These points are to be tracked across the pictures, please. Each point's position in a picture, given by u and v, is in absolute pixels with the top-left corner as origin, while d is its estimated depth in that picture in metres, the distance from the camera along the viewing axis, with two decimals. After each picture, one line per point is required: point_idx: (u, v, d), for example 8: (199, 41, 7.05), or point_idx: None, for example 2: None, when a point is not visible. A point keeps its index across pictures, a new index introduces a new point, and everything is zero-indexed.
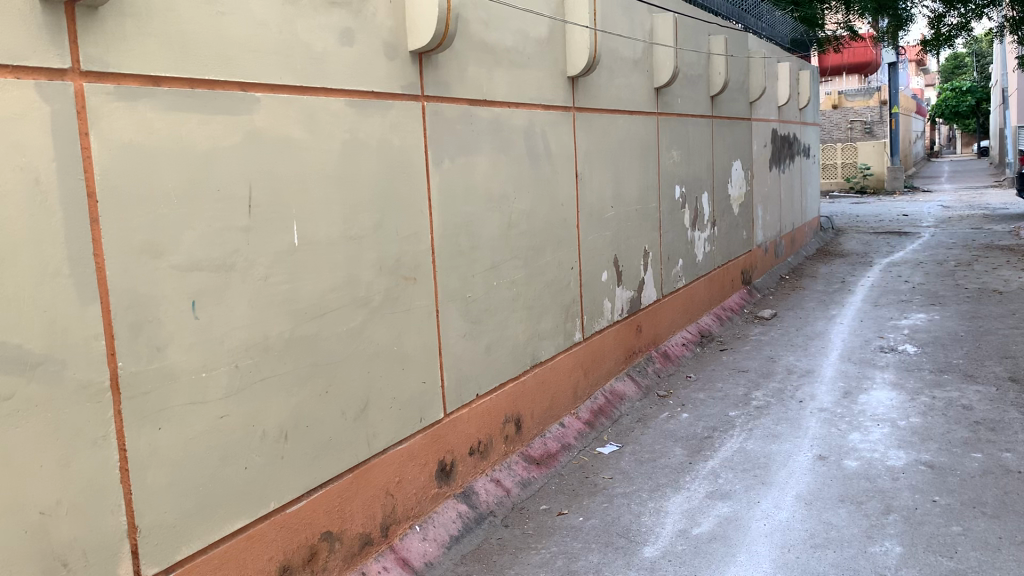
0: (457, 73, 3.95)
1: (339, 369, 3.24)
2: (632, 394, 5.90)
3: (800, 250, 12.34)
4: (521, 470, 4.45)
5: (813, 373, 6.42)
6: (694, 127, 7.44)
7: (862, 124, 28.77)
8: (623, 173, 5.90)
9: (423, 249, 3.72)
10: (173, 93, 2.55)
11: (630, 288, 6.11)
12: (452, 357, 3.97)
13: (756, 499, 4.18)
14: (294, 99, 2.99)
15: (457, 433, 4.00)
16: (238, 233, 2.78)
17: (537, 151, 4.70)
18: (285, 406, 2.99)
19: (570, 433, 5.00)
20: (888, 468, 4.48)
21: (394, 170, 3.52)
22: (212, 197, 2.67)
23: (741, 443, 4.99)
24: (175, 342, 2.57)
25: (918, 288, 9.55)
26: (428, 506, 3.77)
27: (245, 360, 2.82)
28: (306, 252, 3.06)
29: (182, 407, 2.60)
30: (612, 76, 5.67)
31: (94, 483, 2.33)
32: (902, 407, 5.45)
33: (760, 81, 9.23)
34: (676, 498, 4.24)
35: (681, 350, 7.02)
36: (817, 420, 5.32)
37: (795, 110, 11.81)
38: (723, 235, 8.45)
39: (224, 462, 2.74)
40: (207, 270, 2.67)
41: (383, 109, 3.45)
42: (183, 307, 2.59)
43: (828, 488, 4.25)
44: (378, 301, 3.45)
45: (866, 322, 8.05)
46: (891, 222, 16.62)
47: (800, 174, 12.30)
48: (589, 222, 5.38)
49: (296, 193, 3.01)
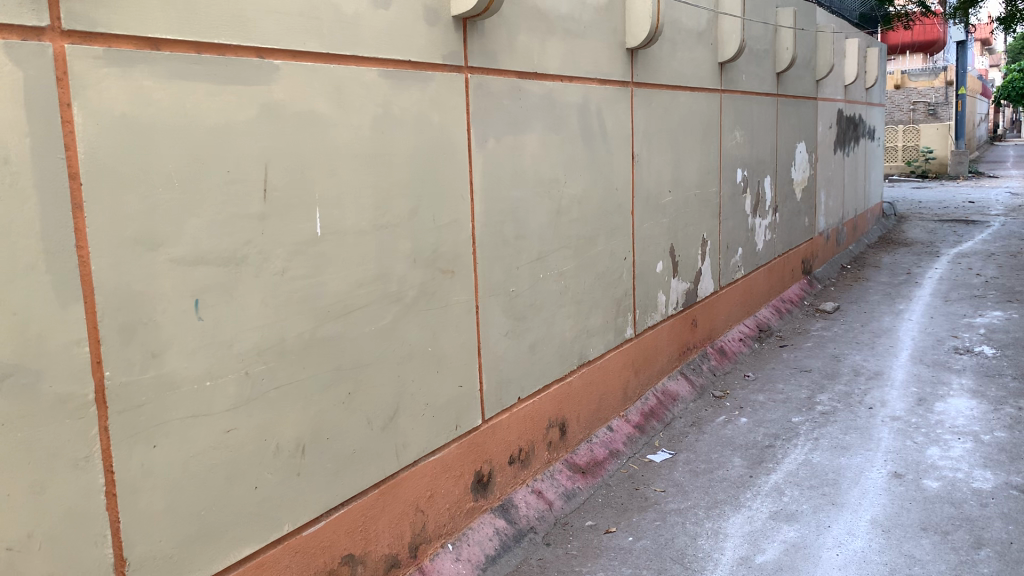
0: (506, 44, 3.55)
1: (367, 373, 2.88)
2: (685, 394, 5.50)
3: (862, 237, 11.73)
4: (565, 480, 4.08)
5: (883, 375, 5.94)
6: (758, 106, 6.94)
7: (925, 105, 27.67)
8: (683, 155, 5.46)
9: (463, 239, 3.35)
10: (178, 59, 2.19)
11: (686, 280, 5.68)
12: (493, 357, 3.61)
13: (827, 523, 3.76)
14: (320, 68, 2.62)
15: (496, 440, 3.64)
16: (251, 221, 2.42)
17: (592, 129, 4.28)
18: (305, 416, 2.64)
19: (618, 438, 4.62)
20: (975, 490, 4.02)
21: (434, 150, 3.14)
22: (221, 179, 2.32)
23: (806, 455, 4.56)
24: (175, 347, 2.23)
25: (992, 282, 8.94)
26: (463, 521, 3.42)
27: (259, 365, 2.47)
28: (331, 242, 2.69)
29: (182, 421, 2.26)
30: (674, 49, 5.21)
31: (75, 512, 2.00)
32: (984, 419, 4.96)
33: (828, 57, 8.64)
34: (736, 519, 3.84)
35: (738, 346, 6.58)
36: (890, 430, 4.86)
37: (862, 89, 11.17)
38: (784, 222, 7.94)
39: (231, 481, 2.41)
40: (214, 263, 2.31)
41: (422, 81, 3.06)
42: (186, 305, 2.25)
43: (908, 514, 3.81)
44: (412, 297, 3.08)
45: (937, 319, 7.51)
46: (956, 209, 15.84)
47: (864, 157, 11.66)
48: (645, 207, 4.96)
49: (319, 175, 2.64)
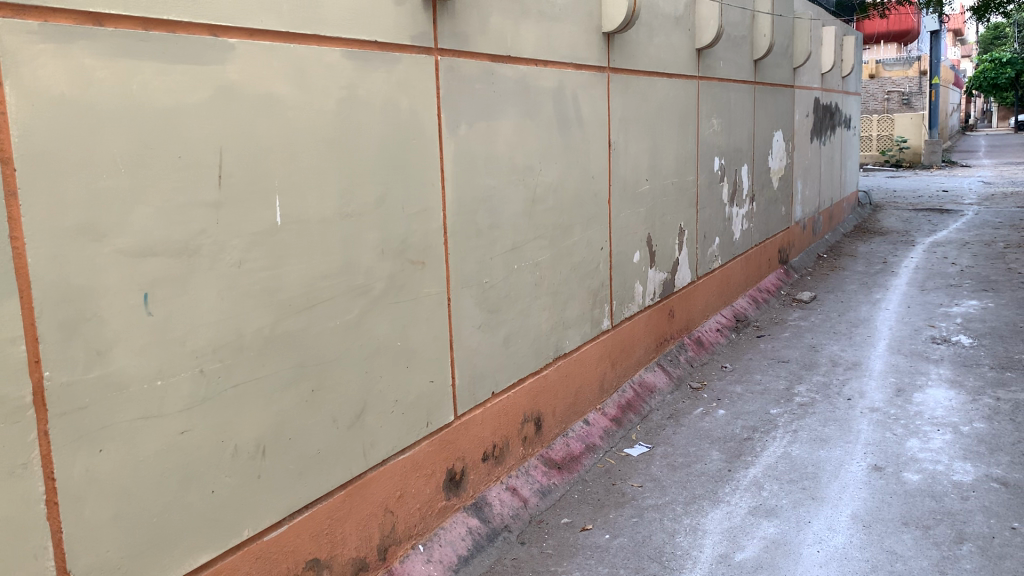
0: (478, 25, 3.42)
1: (332, 370, 2.75)
2: (663, 386, 5.41)
3: (838, 226, 11.72)
4: (541, 476, 3.97)
5: (860, 365, 5.89)
6: (736, 93, 6.85)
7: (899, 95, 27.82)
8: (660, 143, 5.35)
9: (434, 228, 3.22)
10: (122, 36, 2.04)
11: (664, 270, 5.59)
12: (466, 351, 3.49)
13: (807, 518, 3.68)
14: (279, 48, 2.48)
15: (469, 437, 3.52)
16: (205, 209, 2.27)
17: (568, 115, 4.16)
18: (265, 415, 2.51)
19: (595, 431, 4.52)
20: (955, 483, 3.96)
21: (403, 135, 3.01)
22: (171, 165, 2.17)
23: (785, 448, 4.48)
24: (123, 344, 2.09)
25: (967, 271, 8.94)
26: (434, 521, 3.30)
27: (215, 363, 2.33)
28: (292, 232, 2.56)
29: (132, 423, 2.12)
30: (651, 34, 5.10)
31: (11, 523, 1.86)
32: (963, 409, 4.91)
33: (805, 44, 8.57)
34: (715, 514, 3.75)
35: (715, 337, 6.51)
36: (868, 422, 4.80)
37: (838, 77, 11.13)
38: (761, 211, 7.88)
39: (185, 485, 2.27)
40: (164, 254, 2.17)
41: (389, 63, 2.92)
42: (135, 300, 2.10)
43: (889, 508, 3.74)
44: (380, 289, 2.95)
45: (914, 308, 7.47)
46: (931, 198, 15.90)
47: (840, 145, 11.64)
48: (622, 196, 4.85)
49: (279, 161, 2.50)
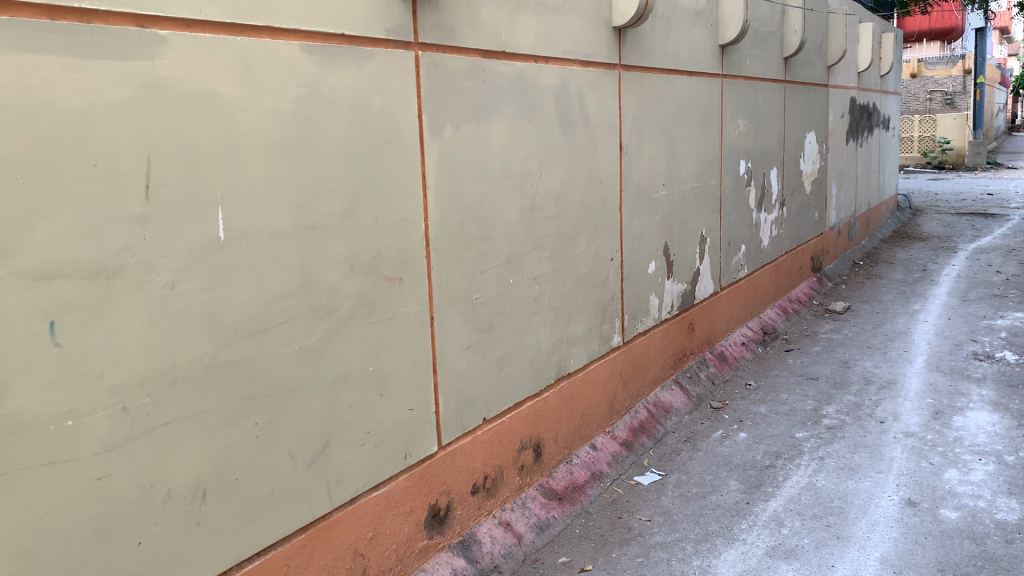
0: (465, 17, 3.11)
1: (289, 401, 2.47)
2: (680, 406, 5.08)
3: (875, 231, 11.24)
4: (538, 509, 3.66)
5: (896, 384, 5.48)
6: (764, 93, 6.48)
7: (942, 95, 27.00)
8: (679, 146, 5.00)
9: (414, 241, 2.92)
10: (21, 26, 1.77)
11: (683, 281, 5.24)
12: (452, 374, 3.18)
13: (830, 562, 3.32)
14: (222, 42, 2.19)
15: (455, 469, 3.22)
16: (128, 224, 1.99)
17: (572, 116, 3.84)
18: (205, 455, 2.23)
19: (602, 458, 4.20)
20: (998, 523, 3.57)
21: (375, 137, 2.71)
22: (84, 174, 1.89)
23: (809, 478, 4.12)
24: (24, 380, 1.81)
25: (1014, 280, 8.43)
26: (414, 563, 3.00)
27: (141, 399, 2.06)
28: (238, 248, 2.27)
29: (33, 470, 1.84)
30: (669, 29, 4.77)
31: None
32: (1008, 436, 4.50)
33: (841, 40, 8.15)
34: (728, 555, 3.41)
35: (740, 351, 6.14)
36: (902, 449, 4.41)
37: (876, 77, 10.65)
38: (791, 216, 7.48)
39: (104, 538, 1.99)
40: (75, 276, 1.89)
41: (358, 58, 2.63)
42: (38, 329, 1.82)
43: (923, 551, 3.37)
44: (348, 309, 2.66)
45: (954, 321, 7.02)
46: (976, 201, 15.27)
47: (879, 147, 11.15)
48: (635, 202, 4.52)
49: (222, 168, 2.21)
